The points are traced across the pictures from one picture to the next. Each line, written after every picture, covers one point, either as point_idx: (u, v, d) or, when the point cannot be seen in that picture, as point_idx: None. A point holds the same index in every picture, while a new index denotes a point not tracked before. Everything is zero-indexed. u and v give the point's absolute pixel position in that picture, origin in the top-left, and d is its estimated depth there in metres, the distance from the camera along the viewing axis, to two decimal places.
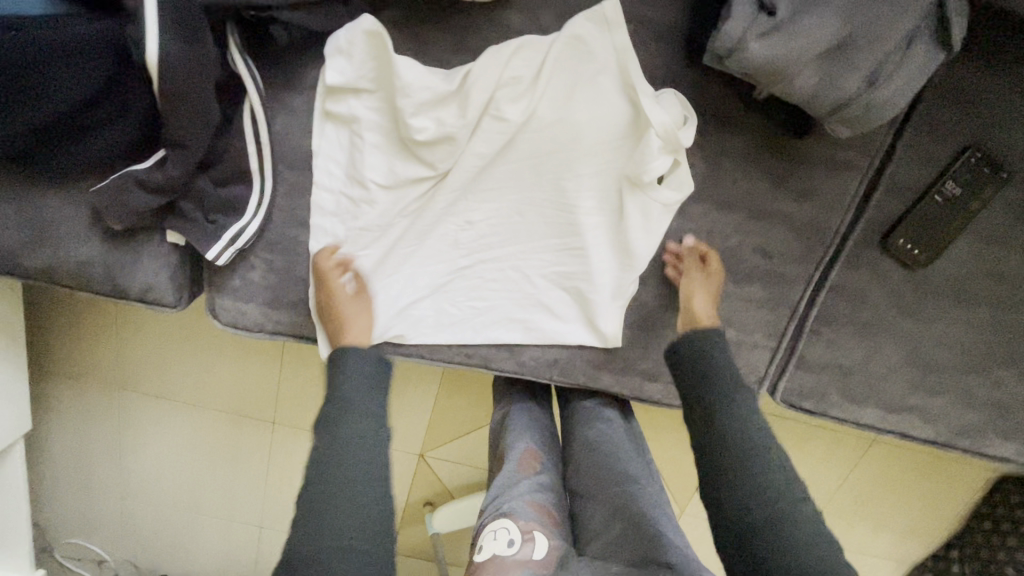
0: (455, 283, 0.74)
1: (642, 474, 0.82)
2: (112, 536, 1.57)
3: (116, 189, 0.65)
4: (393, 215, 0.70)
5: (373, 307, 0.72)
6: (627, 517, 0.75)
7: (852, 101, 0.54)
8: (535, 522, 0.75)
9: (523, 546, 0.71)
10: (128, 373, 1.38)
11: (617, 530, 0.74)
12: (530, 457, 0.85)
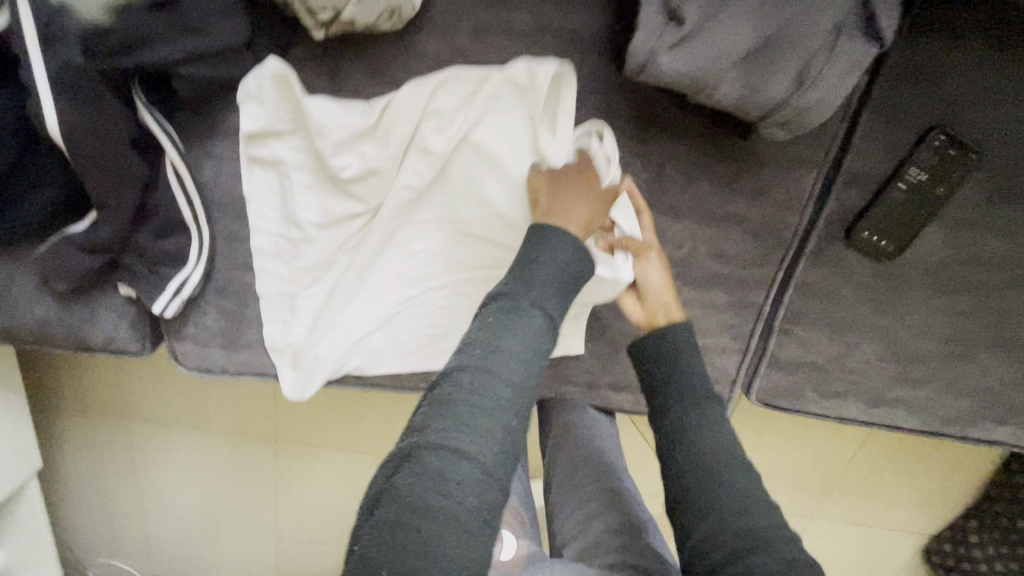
0: (405, 315, 0.73)
1: (619, 472, 0.79)
2: (139, 554, 1.64)
3: (54, 254, 0.65)
4: (334, 252, 0.69)
5: (325, 346, 0.71)
6: (605, 516, 0.70)
7: (781, 106, 0.51)
8: (500, 522, 0.76)
9: (490, 548, 0.73)
10: (127, 406, 1.40)
11: (598, 530, 0.69)
12: None
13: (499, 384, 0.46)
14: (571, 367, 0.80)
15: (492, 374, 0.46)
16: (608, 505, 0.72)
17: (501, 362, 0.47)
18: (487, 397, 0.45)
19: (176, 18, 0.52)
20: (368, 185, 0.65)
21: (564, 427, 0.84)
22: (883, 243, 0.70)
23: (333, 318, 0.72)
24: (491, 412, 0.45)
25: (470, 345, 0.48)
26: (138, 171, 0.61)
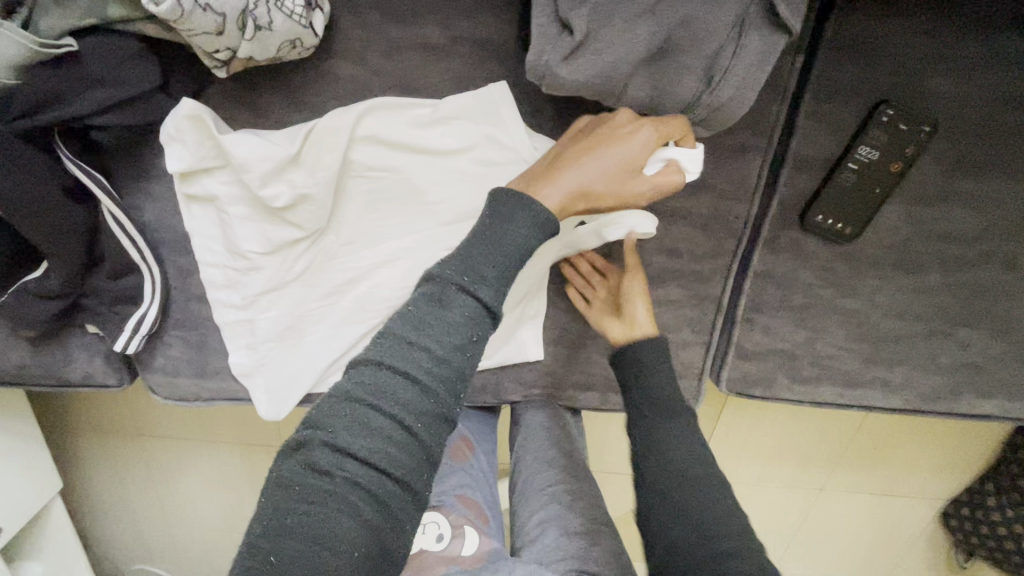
0: (366, 338, 0.70)
1: (579, 469, 0.77)
2: (170, 559, 1.74)
3: (13, 304, 0.67)
4: (285, 282, 0.67)
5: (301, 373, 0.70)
6: (561, 520, 0.69)
7: (694, 105, 0.49)
8: (464, 517, 0.77)
9: (452, 542, 0.75)
10: (139, 423, 1.47)
11: (552, 535, 0.68)
12: (464, 447, 0.84)
13: (410, 369, 0.43)
14: (533, 372, 0.80)
15: (408, 362, 0.43)
16: (565, 507, 0.71)
17: (412, 345, 0.44)
18: (395, 385, 0.43)
19: (82, 72, 0.53)
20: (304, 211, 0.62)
21: (525, 426, 0.82)
22: (839, 226, 0.67)
23: (293, 347, 0.70)
24: (398, 402, 0.42)
25: (391, 332, 0.44)
26: (76, 220, 0.62)
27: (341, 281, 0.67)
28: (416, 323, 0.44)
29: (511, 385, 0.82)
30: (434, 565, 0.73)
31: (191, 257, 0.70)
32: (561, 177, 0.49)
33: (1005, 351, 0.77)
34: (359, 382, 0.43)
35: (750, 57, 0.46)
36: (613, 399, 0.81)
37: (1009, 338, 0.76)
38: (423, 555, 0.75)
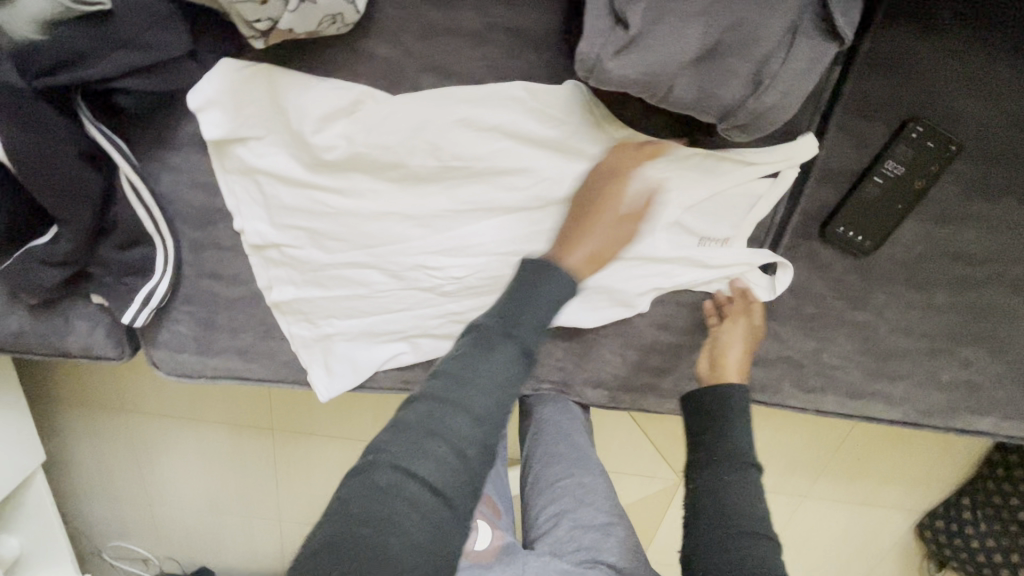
0: (387, 318, 0.71)
1: (590, 461, 0.80)
2: (149, 537, 1.71)
3: (15, 269, 0.65)
4: (335, 239, 0.66)
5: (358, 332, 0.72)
6: (573, 513, 0.74)
7: (739, 108, 0.49)
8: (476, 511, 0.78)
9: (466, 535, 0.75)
10: (126, 397, 1.43)
11: (566, 526, 0.73)
12: None
13: (474, 379, 0.51)
14: (543, 367, 0.80)
15: (470, 390, 0.50)
16: (578, 501, 0.75)
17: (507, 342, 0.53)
18: (472, 394, 0.50)
19: (108, 31, 0.51)
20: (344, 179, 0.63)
21: (541, 419, 0.83)
22: (858, 239, 0.68)
23: (348, 305, 0.70)
24: (466, 409, 0.50)
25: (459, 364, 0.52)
26: (94, 186, 0.60)
27: (362, 259, 0.67)
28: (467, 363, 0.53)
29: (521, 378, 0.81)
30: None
31: (206, 232, 0.69)
32: (581, 246, 0.63)
33: (1004, 372, 0.79)
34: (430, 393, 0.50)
35: (798, 66, 0.46)
36: (620, 398, 0.82)
37: (1010, 360, 0.78)
38: None
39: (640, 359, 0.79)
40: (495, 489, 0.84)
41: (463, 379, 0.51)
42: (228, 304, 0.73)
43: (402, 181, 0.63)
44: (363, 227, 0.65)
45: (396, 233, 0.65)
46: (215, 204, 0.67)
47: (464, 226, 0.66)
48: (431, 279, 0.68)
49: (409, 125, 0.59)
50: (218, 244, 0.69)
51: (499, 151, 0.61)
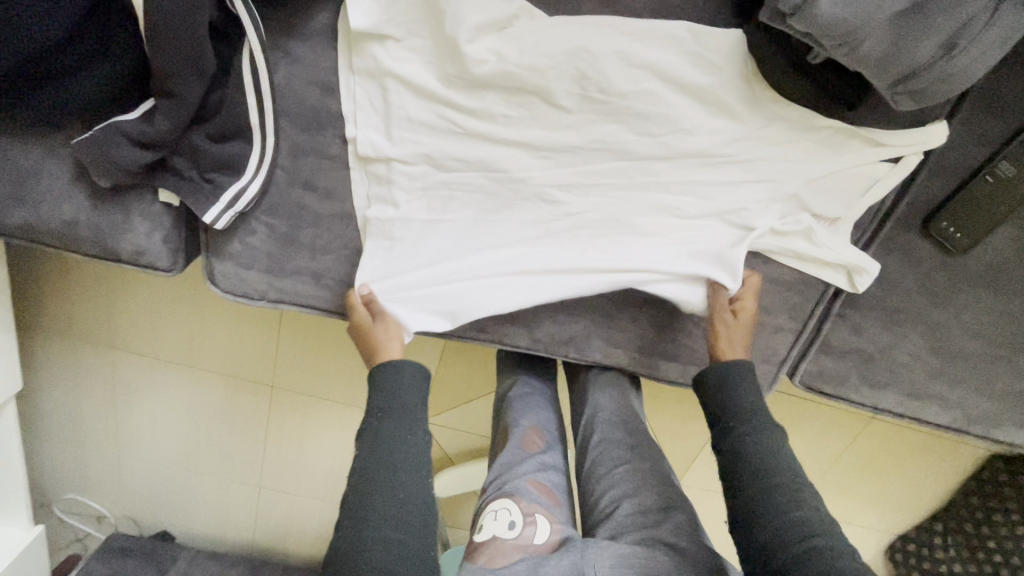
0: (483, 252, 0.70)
1: (650, 451, 0.75)
2: (109, 494, 1.57)
3: (98, 142, 0.59)
4: (455, 163, 0.65)
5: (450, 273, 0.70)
6: (634, 498, 0.68)
7: (923, 71, 0.49)
8: (536, 504, 0.68)
9: (524, 529, 0.65)
10: (116, 333, 1.31)
11: (625, 512, 0.67)
12: (534, 433, 0.80)
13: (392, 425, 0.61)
14: (621, 330, 0.77)
15: (373, 432, 0.61)
16: (634, 486, 0.70)
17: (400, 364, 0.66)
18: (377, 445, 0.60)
19: None
20: (477, 99, 0.62)
21: (591, 402, 0.82)
22: (956, 235, 0.70)
23: (443, 235, 0.68)
24: (394, 427, 0.61)
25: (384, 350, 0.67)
26: (210, 61, 0.56)
27: (475, 185, 0.66)
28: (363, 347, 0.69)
29: (597, 342, 0.78)
30: (511, 553, 0.63)
31: (313, 135, 0.65)
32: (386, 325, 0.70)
33: None
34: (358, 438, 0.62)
35: (995, 34, 0.47)
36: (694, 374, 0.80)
37: None
38: (495, 544, 0.64)
39: None
40: (554, 480, 0.75)
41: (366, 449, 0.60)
42: (316, 220, 0.68)
43: (535, 110, 0.62)
44: (482, 153, 0.64)
45: (513, 165, 0.65)
46: (331, 106, 0.64)
47: (583, 170, 0.65)
48: (537, 216, 0.68)
49: (561, 54, 0.58)
50: (322, 151, 0.66)
51: (642, 95, 0.60)
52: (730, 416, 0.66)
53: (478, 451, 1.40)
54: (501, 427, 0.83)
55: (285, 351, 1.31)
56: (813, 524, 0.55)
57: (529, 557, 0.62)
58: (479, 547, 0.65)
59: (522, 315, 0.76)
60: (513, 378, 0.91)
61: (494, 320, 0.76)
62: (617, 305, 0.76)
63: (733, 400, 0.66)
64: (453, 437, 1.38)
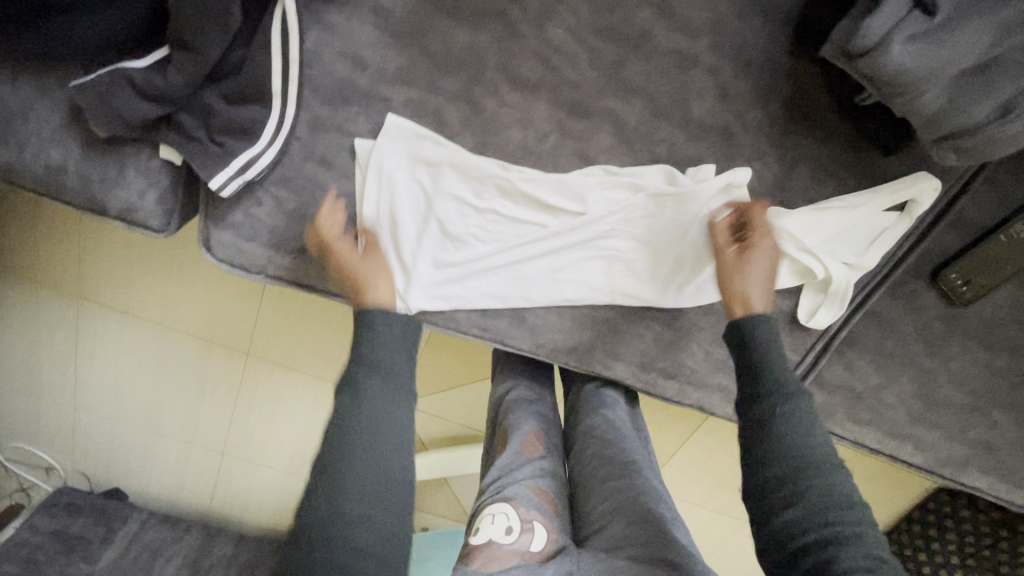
0: (537, 296, 0.70)
1: (647, 470, 0.74)
2: (61, 447, 1.49)
3: (101, 88, 0.54)
4: (472, 283, 0.69)
5: (488, 299, 0.70)
6: (629, 510, 0.66)
7: (973, 131, 0.49)
8: (534, 511, 0.69)
9: (521, 536, 0.66)
10: (83, 282, 1.23)
11: (620, 524, 0.65)
12: (534, 439, 0.81)
13: (382, 411, 0.52)
14: (626, 346, 0.76)
15: (360, 422, 0.51)
16: (629, 497, 0.68)
17: (408, 335, 0.57)
18: (361, 442, 0.50)
19: None
20: (504, 246, 0.67)
21: (587, 424, 0.83)
22: (961, 287, 0.72)
23: (490, 283, 0.69)
24: (379, 418, 0.52)
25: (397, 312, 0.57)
26: (236, 17, 0.51)
27: (479, 281, 0.69)
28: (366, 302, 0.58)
29: (600, 356, 0.77)
30: (506, 557, 0.64)
31: (338, 111, 0.61)
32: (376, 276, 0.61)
33: (1022, 440, 0.82)
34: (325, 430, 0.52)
35: None
36: (689, 395, 0.79)
37: None
38: (492, 546, 0.65)
39: (723, 359, 0.77)
40: (553, 486, 0.76)
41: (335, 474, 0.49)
42: (328, 199, 0.64)
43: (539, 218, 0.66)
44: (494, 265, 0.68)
45: (518, 287, 0.70)
46: (359, 83, 0.60)
47: (597, 247, 0.68)
48: (563, 293, 0.70)
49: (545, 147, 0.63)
50: (344, 128, 0.62)
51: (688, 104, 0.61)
52: (764, 385, 0.54)
53: (449, 439, 1.38)
54: (500, 432, 0.84)
55: (266, 320, 1.25)
56: (863, 542, 0.44)
57: (523, 564, 0.63)
58: (476, 550, 0.66)
59: (529, 319, 0.73)
60: (512, 381, 0.92)
61: (499, 320, 0.73)
62: (625, 320, 0.75)
63: (762, 362, 0.55)
64: (427, 423, 1.37)
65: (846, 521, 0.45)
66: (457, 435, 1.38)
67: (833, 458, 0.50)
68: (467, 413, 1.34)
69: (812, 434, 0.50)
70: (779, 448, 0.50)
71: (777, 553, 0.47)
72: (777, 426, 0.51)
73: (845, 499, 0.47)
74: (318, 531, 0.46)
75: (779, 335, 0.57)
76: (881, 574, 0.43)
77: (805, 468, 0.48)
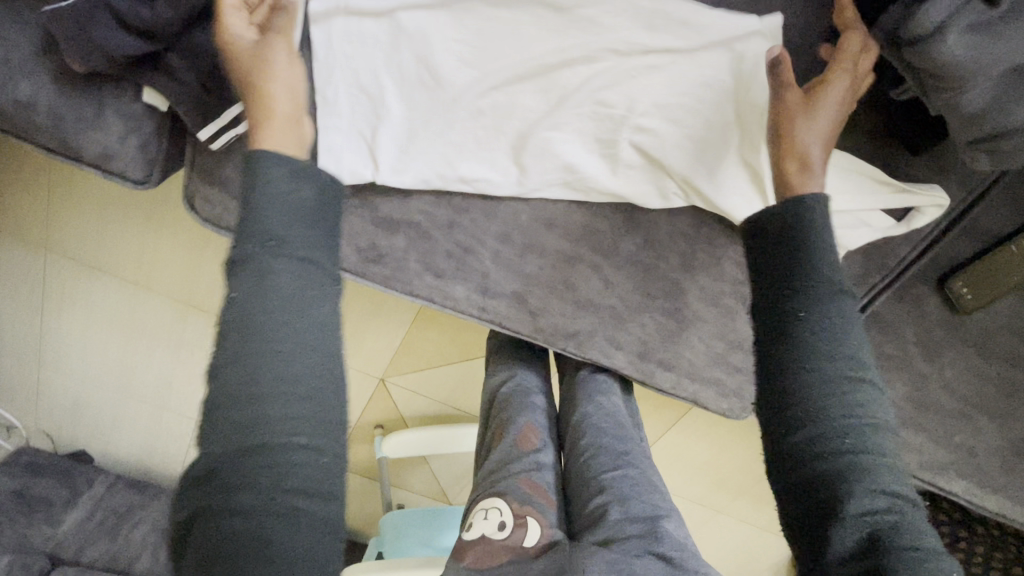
0: (553, 181, 0.64)
1: (641, 460, 0.73)
2: (24, 405, 1.42)
3: (79, 17, 0.48)
4: (481, 166, 0.63)
5: (503, 184, 0.64)
6: (624, 503, 0.64)
7: (1016, 133, 0.46)
8: (527, 506, 0.67)
9: (515, 531, 0.64)
10: (53, 232, 1.16)
11: (615, 518, 0.63)
12: (530, 432, 0.78)
13: (297, 378, 0.39)
14: (627, 334, 0.73)
15: (270, 397, 0.38)
16: (626, 492, 0.66)
17: (312, 270, 0.42)
18: (278, 426, 0.38)
19: None
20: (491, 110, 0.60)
21: (582, 413, 0.81)
22: (965, 296, 0.72)
23: (500, 164, 0.63)
24: (296, 388, 0.39)
25: (292, 242, 0.41)
26: None
27: (485, 168, 0.63)
28: (246, 217, 0.42)
29: (600, 343, 0.74)
30: (498, 553, 0.64)
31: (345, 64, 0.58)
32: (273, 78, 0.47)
33: (1005, 449, 0.82)
34: (229, 367, 0.39)
35: None
36: (687, 388, 0.77)
37: (1013, 438, 0.81)
38: (484, 543, 0.64)
39: (724, 354, 0.75)
40: (550, 479, 0.75)
41: (244, 389, 0.38)
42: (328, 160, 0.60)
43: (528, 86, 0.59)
44: (486, 99, 0.59)
45: (529, 173, 0.63)
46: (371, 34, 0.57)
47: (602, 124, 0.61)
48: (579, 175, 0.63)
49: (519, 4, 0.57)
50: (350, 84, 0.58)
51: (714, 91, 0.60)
52: (791, 284, 0.45)
53: (430, 418, 1.36)
54: (496, 423, 0.82)
55: None
56: (877, 466, 0.40)
57: (516, 560, 0.62)
58: (469, 544, 0.65)
59: (530, 302, 0.71)
60: (508, 371, 0.90)
61: (498, 302, 0.70)
62: (629, 308, 0.72)
63: (806, 257, 0.45)
64: (408, 400, 1.34)
65: (862, 444, 0.41)
66: (439, 415, 1.36)
67: (865, 368, 0.43)
68: (451, 393, 1.32)
69: (843, 347, 0.43)
70: (802, 360, 0.43)
71: (779, 469, 0.43)
72: (802, 337, 0.43)
73: (867, 413, 0.41)
74: (232, 542, 0.35)
75: (828, 227, 0.47)
76: (893, 510, 0.39)
77: (827, 382, 0.42)
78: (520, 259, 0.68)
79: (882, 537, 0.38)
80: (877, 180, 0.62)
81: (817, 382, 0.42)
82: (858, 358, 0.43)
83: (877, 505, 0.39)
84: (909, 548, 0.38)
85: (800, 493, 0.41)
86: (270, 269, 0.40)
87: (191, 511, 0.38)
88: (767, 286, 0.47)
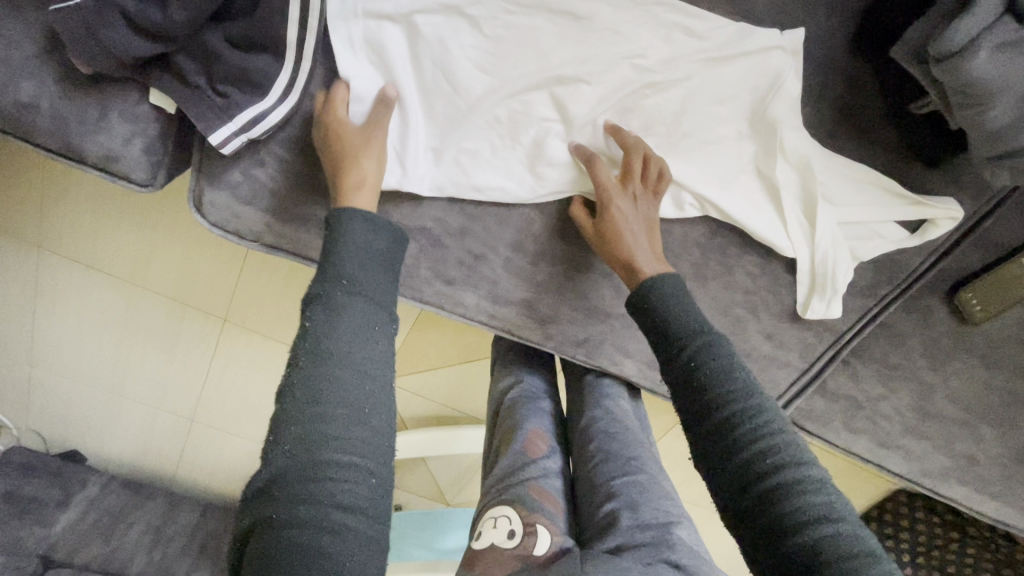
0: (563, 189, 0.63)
1: (650, 466, 0.73)
2: (14, 404, 1.39)
3: (85, 16, 0.47)
4: (492, 174, 0.61)
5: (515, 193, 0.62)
6: (635, 510, 0.64)
7: None
8: (537, 513, 0.67)
9: (524, 539, 0.63)
10: (46, 229, 1.13)
11: (625, 525, 0.63)
12: (537, 438, 0.78)
13: (355, 402, 0.43)
14: (638, 342, 0.73)
15: (331, 418, 0.41)
16: (637, 498, 0.65)
17: (379, 310, 0.47)
18: (336, 443, 0.41)
19: None
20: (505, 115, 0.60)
21: (589, 418, 0.80)
22: (975, 307, 0.72)
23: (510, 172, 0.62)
24: (352, 410, 0.42)
25: (362, 283, 0.47)
26: None
27: (495, 175, 0.62)
28: (324, 260, 0.48)
29: (609, 351, 0.74)
30: (507, 562, 0.62)
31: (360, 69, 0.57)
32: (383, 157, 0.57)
33: (1007, 458, 0.82)
34: (295, 390, 0.43)
35: None
36: None
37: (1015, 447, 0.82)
38: (494, 551, 0.63)
39: None
40: (558, 485, 0.74)
41: (307, 409, 0.42)
42: None
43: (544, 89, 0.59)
44: (503, 107, 0.59)
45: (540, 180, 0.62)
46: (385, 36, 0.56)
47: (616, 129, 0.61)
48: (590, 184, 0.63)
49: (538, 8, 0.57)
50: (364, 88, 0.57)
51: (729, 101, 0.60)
52: (676, 339, 0.52)
53: (430, 419, 1.35)
54: (503, 429, 0.81)
55: (246, 284, 1.17)
56: (806, 477, 0.42)
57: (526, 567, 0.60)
58: (478, 554, 0.64)
59: (541, 309, 0.70)
60: (513, 376, 0.89)
61: (509, 309, 0.69)
62: None
63: (677, 315, 0.53)
64: (408, 402, 1.33)
65: (784, 461, 0.43)
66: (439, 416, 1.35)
67: (760, 395, 0.47)
68: (451, 395, 1.31)
69: (734, 378, 0.48)
70: (703, 403, 0.48)
71: (725, 508, 0.45)
72: (700, 379, 0.49)
73: (775, 433, 0.45)
74: (288, 552, 0.37)
75: (683, 287, 0.55)
76: (834, 517, 0.40)
77: (732, 413, 0.46)
78: (532, 267, 0.68)
79: (818, 552, 0.39)
80: (890, 191, 0.63)
81: (716, 416, 0.47)
82: (753, 387, 0.48)
83: (807, 518, 0.40)
84: (852, 556, 0.38)
85: (747, 525, 0.43)
86: (342, 304, 0.45)
87: (253, 522, 0.40)
88: (660, 347, 0.54)
